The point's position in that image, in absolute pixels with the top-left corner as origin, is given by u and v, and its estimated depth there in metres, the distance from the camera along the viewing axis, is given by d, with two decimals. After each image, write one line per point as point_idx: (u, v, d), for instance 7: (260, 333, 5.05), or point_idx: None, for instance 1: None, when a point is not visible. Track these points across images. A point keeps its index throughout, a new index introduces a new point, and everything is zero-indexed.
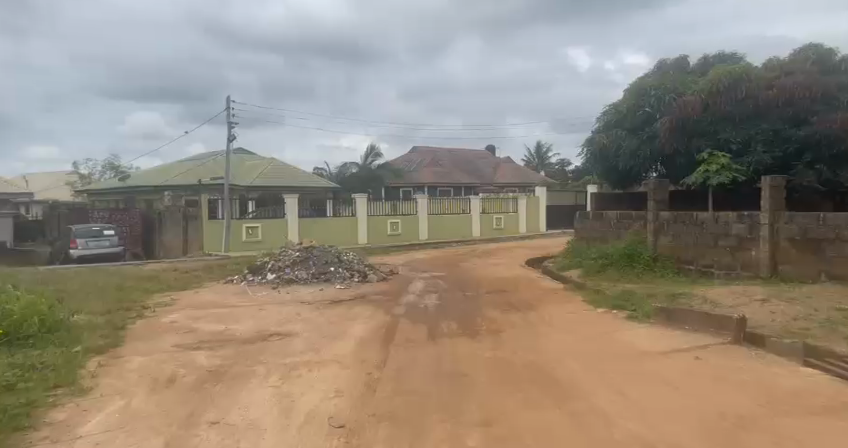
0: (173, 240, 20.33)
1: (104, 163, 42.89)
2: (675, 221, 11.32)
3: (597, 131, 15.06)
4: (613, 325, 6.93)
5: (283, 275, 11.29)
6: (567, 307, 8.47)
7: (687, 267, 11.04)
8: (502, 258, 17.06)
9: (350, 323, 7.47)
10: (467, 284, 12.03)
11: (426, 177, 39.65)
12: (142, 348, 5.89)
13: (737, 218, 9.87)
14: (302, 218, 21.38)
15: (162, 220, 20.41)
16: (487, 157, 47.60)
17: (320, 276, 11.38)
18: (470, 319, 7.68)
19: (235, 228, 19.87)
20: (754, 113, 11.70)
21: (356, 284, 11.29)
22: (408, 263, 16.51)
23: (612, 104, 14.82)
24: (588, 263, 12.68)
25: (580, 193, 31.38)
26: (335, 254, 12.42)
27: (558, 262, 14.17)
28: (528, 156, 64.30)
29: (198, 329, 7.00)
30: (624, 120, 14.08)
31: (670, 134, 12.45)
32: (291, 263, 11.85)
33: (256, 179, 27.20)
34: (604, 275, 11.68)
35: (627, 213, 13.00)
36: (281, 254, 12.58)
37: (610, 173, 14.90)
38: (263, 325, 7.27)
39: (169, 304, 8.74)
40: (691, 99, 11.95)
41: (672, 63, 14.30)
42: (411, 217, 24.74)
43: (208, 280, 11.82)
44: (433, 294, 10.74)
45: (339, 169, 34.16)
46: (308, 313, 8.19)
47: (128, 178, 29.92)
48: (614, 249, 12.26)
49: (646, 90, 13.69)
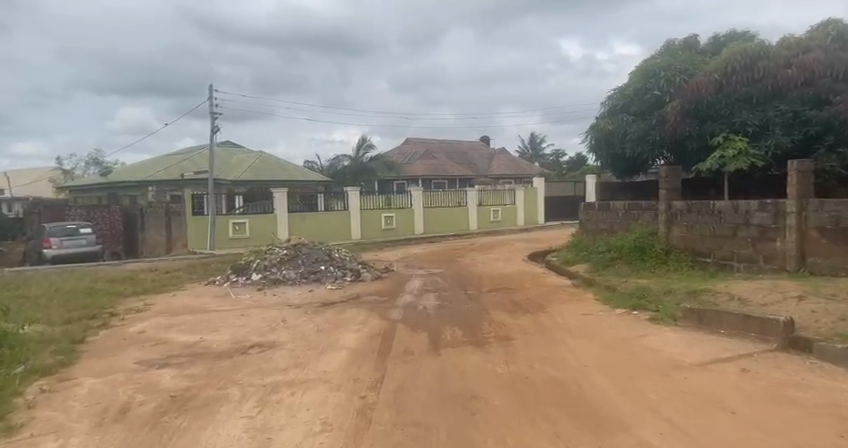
0: (157, 238, 19.51)
1: (88, 158, 41.84)
2: (689, 211, 10.60)
3: (601, 117, 14.27)
4: (637, 329, 6.16)
5: (270, 275, 10.46)
6: (581, 308, 7.68)
7: (703, 260, 10.32)
8: (502, 252, 16.27)
9: (342, 330, 6.67)
10: (468, 281, 11.26)
11: (420, 169, 38.81)
12: (97, 368, 5.03)
13: (759, 207, 9.12)
14: (292, 213, 20.54)
15: (146, 218, 19.75)
16: (482, 148, 46.85)
17: (310, 276, 10.56)
18: (476, 323, 6.86)
19: (222, 225, 18.99)
20: (771, 94, 10.93)
21: (349, 284, 10.46)
22: (404, 259, 15.68)
23: (616, 88, 14.02)
24: (596, 257, 11.95)
25: (579, 184, 30.66)
26: (326, 252, 11.60)
27: (562, 256, 13.43)
28: (523, 147, 63.49)
29: (169, 340, 6.14)
30: (630, 104, 13.29)
31: (681, 117, 11.65)
32: (278, 262, 11.00)
33: (244, 173, 26.28)
34: (613, 270, 10.96)
35: (635, 203, 12.26)
36: (267, 252, 11.73)
37: (615, 161, 14.13)
38: (244, 335, 6.46)
39: (141, 310, 7.88)
40: (705, 79, 11.16)
41: (681, 44, 13.52)
42: (406, 211, 23.92)
43: (189, 281, 10.96)
44: (432, 294, 9.96)
45: (331, 162, 33.29)
46: (295, 319, 7.36)
47: (112, 174, 28.87)
48: (623, 242, 11.55)
49: (654, 72, 12.89)
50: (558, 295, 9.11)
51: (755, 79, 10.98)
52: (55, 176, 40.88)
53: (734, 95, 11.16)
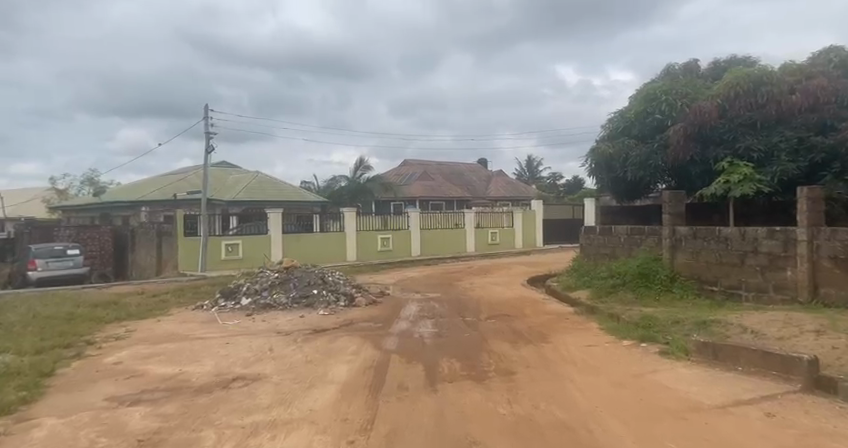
0: (147, 259, 19.07)
1: (83, 178, 41.58)
2: (694, 237, 10.30)
3: (602, 140, 14.03)
4: (648, 364, 5.75)
5: (260, 300, 10.04)
6: (586, 339, 7.27)
7: (709, 288, 9.98)
8: (500, 276, 15.87)
9: (332, 361, 6.24)
10: (466, 307, 10.85)
11: (417, 190, 38.58)
12: (62, 406, 4.60)
13: (768, 235, 8.80)
14: (286, 234, 20.18)
15: (137, 239, 19.35)
16: (480, 170, 46.75)
17: (302, 301, 10.14)
18: (475, 355, 6.44)
19: (214, 246, 18.57)
20: (775, 119, 10.67)
21: (342, 310, 10.04)
22: (399, 282, 15.26)
23: (617, 111, 13.82)
24: (597, 283, 11.61)
25: (578, 206, 30.40)
26: (318, 275, 11.20)
27: (562, 281, 13.08)
28: (520, 169, 63.46)
29: (145, 371, 5.71)
30: (631, 128, 13.07)
31: (684, 142, 11.41)
32: (268, 286, 10.58)
33: (239, 193, 25.97)
34: (616, 297, 10.62)
35: (638, 228, 11.97)
36: (258, 275, 11.31)
37: (616, 185, 13.85)
38: (227, 366, 6.03)
39: (121, 338, 7.45)
40: (707, 104, 10.95)
41: (681, 68, 13.32)
42: (402, 232, 23.57)
43: (175, 306, 10.52)
44: (429, 320, 9.54)
45: (328, 183, 33.06)
46: (282, 347, 6.93)
47: (105, 194, 28.52)
48: (627, 268, 11.23)
49: (656, 95, 12.66)
50: (560, 323, 8.71)
51: (758, 104, 10.74)
52: (49, 196, 40.50)
53: (737, 120, 10.94)
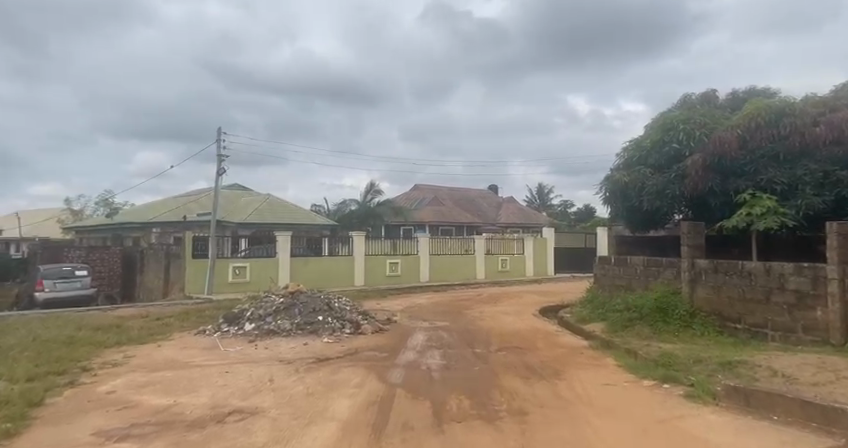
0: (155, 280, 18.91)
1: (98, 199, 41.98)
2: (715, 271, 9.92)
3: (617, 169, 13.75)
4: (672, 409, 5.35)
5: (263, 326, 9.74)
6: (603, 376, 6.88)
7: (732, 326, 9.56)
8: (511, 305, 15.46)
9: (335, 395, 5.91)
10: (476, 338, 10.47)
11: (428, 215, 38.39)
12: (45, 441, 4.30)
13: (795, 271, 8.41)
14: (295, 258, 19.98)
15: (146, 259, 19.23)
16: (491, 196, 46.57)
17: (306, 328, 9.83)
18: (485, 391, 6.07)
19: (221, 268, 18.38)
20: (799, 151, 10.34)
21: (348, 338, 9.71)
22: (407, 309, 14.90)
23: (633, 140, 13.52)
24: (613, 316, 11.21)
25: (590, 235, 29.96)
26: (324, 301, 10.90)
27: (576, 313, 12.69)
28: (531, 197, 63.17)
29: (138, 402, 5.40)
30: (648, 157, 12.75)
31: (702, 172, 11.03)
32: (273, 311, 10.29)
33: (249, 215, 25.92)
34: (633, 331, 10.22)
35: (655, 259, 11.61)
36: (263, 300, 11.03)
37: (632, 215, 13.53)
38: (224, 397, 5.71)
39: (117, 364, 7.16)
40: (728, 134, 10.62)
41: (698, 98, 13.00)
42: (411, 257, 23.28)
43: (178, 330, 10.24)
44: (437, 351, 9.18)
45: (338, 206, 33.00)
46: (283, 378, 6.61)
47: (117, 215, 28.62)
48: (644, 301, 10.83)
49: (672, 124, 12.28)
50: (575, 358, 8.32)
51: (780, 135, 10.38)
52: (63, 216, 40.82)
53: (759, 152, 10.60)
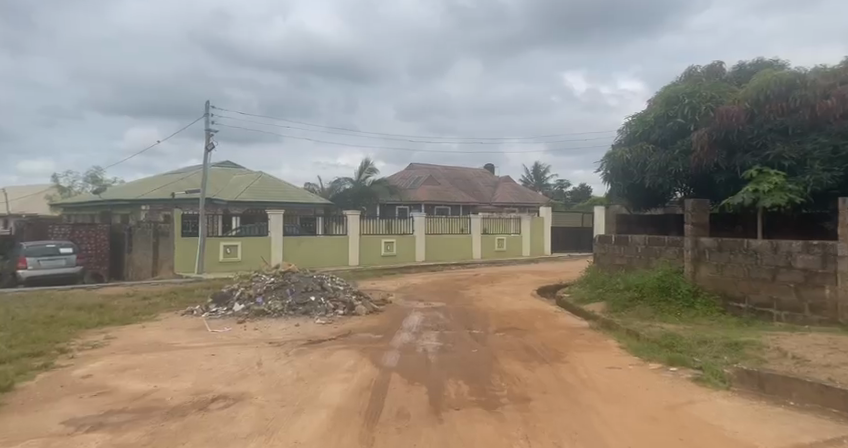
0: (143, 259, 18.52)
1: (86, 176, 41.33)
2: (720, 250, 9.63)
3: (619, 145, 13.40)
4: (682, 394, 5.07)
5: (253, 306, 9.41)
6: (607, 358, 6.59)
7: (735, 305, 9.30)
8: (508, 285, 15.20)
9: (326, 380, 5.60)
10: (473, 319, 10.19)
11: (423, 194, 37.99)
12: (10, 431, 3.96)
13: (804, 249, 8.12)
14: (287, 237, 19.62)
15: (134, 238, 18.82)
16: (486, 175, 46.15)
17: (298, 308, 9.51)
18: (485, 376, 5.78)
19: (212, 247, 17.98)
20: (809, 125, 9.96)
21: (341, 319, 9.40)
22: (402, 289, 14.61)
23: (636, 114, 13.15)
24: (613, 296, 10.96)
25: (587, 214, 29.66)
26: (317, 281, 10.58)
27: (575, 293, 12.42)
28: (527, 176, 62.71)
29: (115, 388, 5.06)
30: (650, 132, 12.41)
31: (708, 147, 10.75)
32: (263, 291, 9.95)
33: (241, 194, 25.46)
34: (634, 312, 9.96)
35: (656, 238, 11.31)
36: (253, 280, 10.68)
37: (634, 192, 13.20)
38: (208, 382, 5.39)
39: (97, 346, 6.82)
40: (735, 107, 10.26)
41: (704, 70, 12.58)
42: (407, 237, 22.95)
43: (164, 310, 9.90)
44: (433, 333, 8.90)
45: (332, 185, 32.52)
46: (271, 361, 6.28)
47: (106, 192, 28.09)
48: (645, 281, 10.55)
49: (677, 97, 11.89)
50: (576, 340, 8.04)
51: (790, 109, 10.02)
52: (52, 194, 40.18)
53: (767, 125, 10.25)
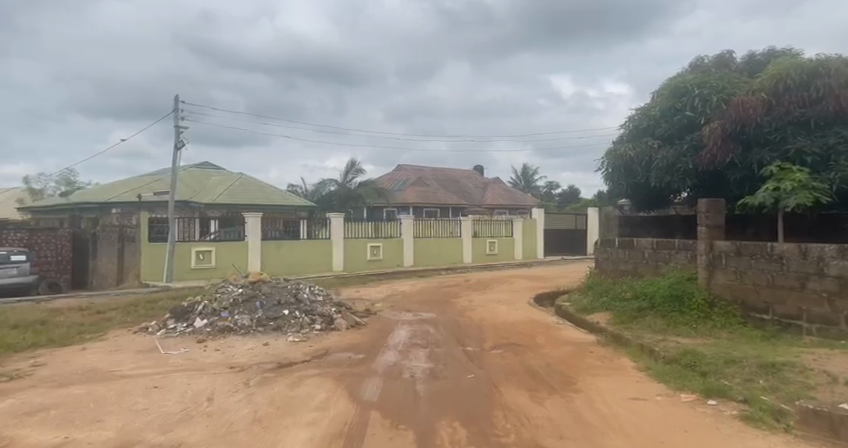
0: (109, 266, 17.25)
1: (60, 177, 39.88)
2: (739, 255, 8.67)
3: (621, 141, 12.43)
4: (736, 441, 4.01)
5: (217, 322, 8.27)
6: (629, 387, 5.55)
7: (758, 316, 8.30)
8: (502, 293, 14.18)
9: (289, 423, 4.50)
10: (466, 333, 9.15)
11: (411, 196, 36.95)
12: None
13: (838, 254, 7.14)
14: (266, 242, 18.50)
15: (100, 243, 17.58)
16: (476, 177, 45.24)
17: (268, 324, 8.40)
18: (486, 413, 4.71)
19: (182, 253, 16.71)
20: (833, 117, 9.01)
21: (317, 336, 8.32)
22: (389, 298, 13.53)
23: (639, 108, 12.21)
24: (619, 307, 9.99)
25: (580, 216, 28.79)
26: (291, 293, 9.46)
27: (576, 301, 11.45)
28: (516, 178, 61.87)
29: (10, 442, 3.93)
30: (656, 126, 11.45)
31: (722, 142, 9.74)
32: (230, 305, 8.82)
33: (220, 196, 24.24)
34: (645, 324, 9.01)
35: (665, 242, 10.39)
36: (219, 291, 9.52)
37: (638, 191, 12.25)
38: (139, 429, 4.27)
39: (14, 380, 5.65)
40: (752, 98, 9.26)
41: (713, 60, 11.65)
42: (394, 241, 21.87)
43: (116, 327, 8.74)
44: (422, 352, 7.84)
45: (317, 187, 31.39)
46: (226, 395, 5.17)
47: (76, 195, 26.68)
48: (655, 290, 9.59)
49: (686, 88, 10.92)
50: (585, 361, 7.02)
51: (812, 100, 9.03)
52: (23, 197, 38.36)
53: (787, 118, 9.27)
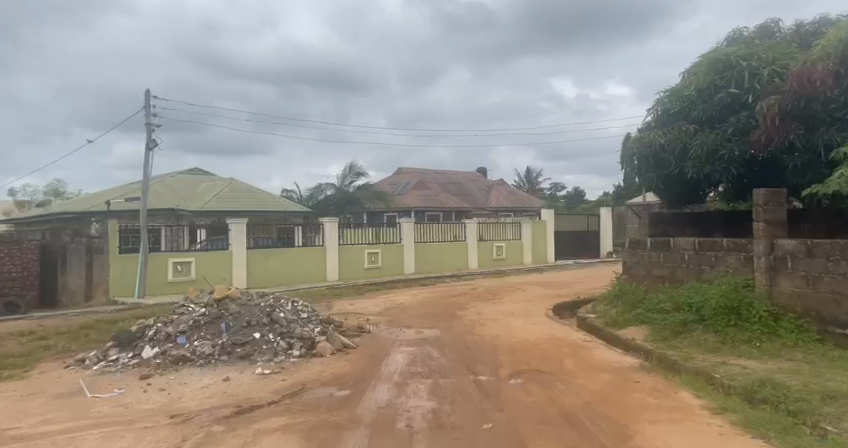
0: (78, 281, 15.75)
1: (49, 188, 38.75)
2: (811, 256, 7.06)
3: (648, 128, 10.90)
4: None
5: (170, 351, 6.70)
6: None
7: (840, 332, 6.68)
8: (514, 302, 12.59)
9: None
10: (476, 357, 7.55)
11: (412, 200, 35.52)
12: None
13: None
14: (253, 250, 16.99)
15: (69, 257, 16.11)
16: (479, 179, 43.74)
17: (234, 351, 6.85)
18: None
19: (158, 264, 15.19)
20: None
21: (295, 365, 6.75)
22: (386, 311, 11.97)
23: (670, 89, 10.70)
24: (658, 320, 8.39)
25: (592, 216, 27.21)
26: (265, 310, 7.91)
27: (604, 313, 9.84)
28: (519, 181, 60.36)
29: None
30: (692, 108, 9.92)
31: (779, 121, 8.21)
32: (188, 328, 7.25)
33: (208, 203, 22.75)
34: (694, 341, 7.40)
35: (709, 242, 8.83)
36: (177, 312, 7.93)
37: (670, 184, 10.68)
38: None
39: None
40: (819, 67, 7.68)
41: (755, 32, 10.21)
42: (394, 247, 20.33)
43: (48, 358, 7.15)
44: (423, 385, 6.26)
45: (313, 191, 29.86)
46: None
47: (56, 206, 25.19)
48: (704, 301, 8.00)
49: (730, 62, 9.38)
50: (633, 398, 5.41)
51: None
52: (10, 208, 37.14)
53: None
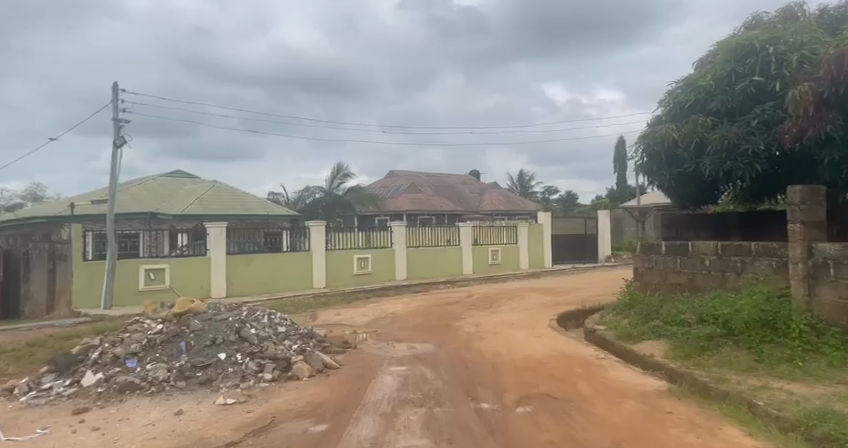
0: (40, 290, 14.60)
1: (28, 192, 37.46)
2: None
3: (657, 123, 10.02)
4: None
5: (115, 377, 5.68)
6: None
7: None
8: (514, 312, 11.62)
9: None
10: (476, 379, 6.57)
11: (404, 204, 34.56)
12: None
13: None
14: (233, 256, 15.91)
15: (32, 264, 15.00)
16: (473, 182, 42.87)
17: (194, 376, 5.85)
18: None
19: (128, 272, 14.08)
20: None
21: (265, 391, 5.75)
22: (375, 322, 10.97)
23: (682, 79, 9.83)
24: (679, 333, 7.46)
25: (590, 220, 26.34)
26: (233, 326, 6.91)
27: (614, 324, 8.91)
28: (513, 185, 59.54)
29: None
30: (710, 99, 9.04)
31: (814, 110, 7.33)
32: (141, 350, 6.25)
33: (189, 206, 21.61)
34: (725, 358, 6.50)
35: (734, 246, 7.94)
36: (130, 329, 6.91)
37: (684, 183, 9.78)
38: None
39: None
40: None
41: (776, 17, 9.37)
42: (385, 252, 19.33)
43: None
44: (417, 416, 5.27)
45: (301, 194, 28.80)
46: None
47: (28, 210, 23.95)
48: (731, 313, 7.09)
49: (753, 48, 8.52)
50: (669, 436, 4.45)
51: None
52: None
53: None
